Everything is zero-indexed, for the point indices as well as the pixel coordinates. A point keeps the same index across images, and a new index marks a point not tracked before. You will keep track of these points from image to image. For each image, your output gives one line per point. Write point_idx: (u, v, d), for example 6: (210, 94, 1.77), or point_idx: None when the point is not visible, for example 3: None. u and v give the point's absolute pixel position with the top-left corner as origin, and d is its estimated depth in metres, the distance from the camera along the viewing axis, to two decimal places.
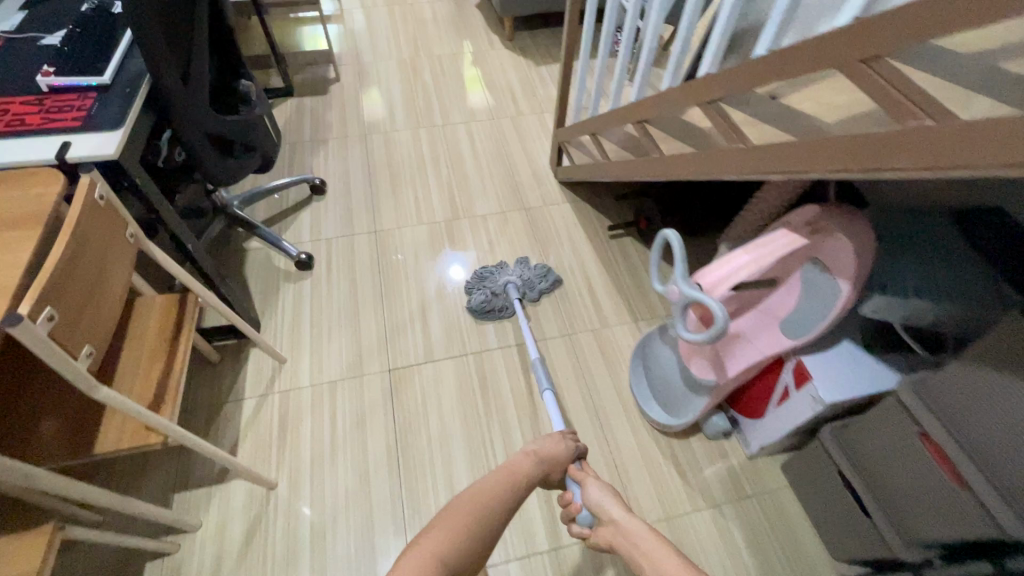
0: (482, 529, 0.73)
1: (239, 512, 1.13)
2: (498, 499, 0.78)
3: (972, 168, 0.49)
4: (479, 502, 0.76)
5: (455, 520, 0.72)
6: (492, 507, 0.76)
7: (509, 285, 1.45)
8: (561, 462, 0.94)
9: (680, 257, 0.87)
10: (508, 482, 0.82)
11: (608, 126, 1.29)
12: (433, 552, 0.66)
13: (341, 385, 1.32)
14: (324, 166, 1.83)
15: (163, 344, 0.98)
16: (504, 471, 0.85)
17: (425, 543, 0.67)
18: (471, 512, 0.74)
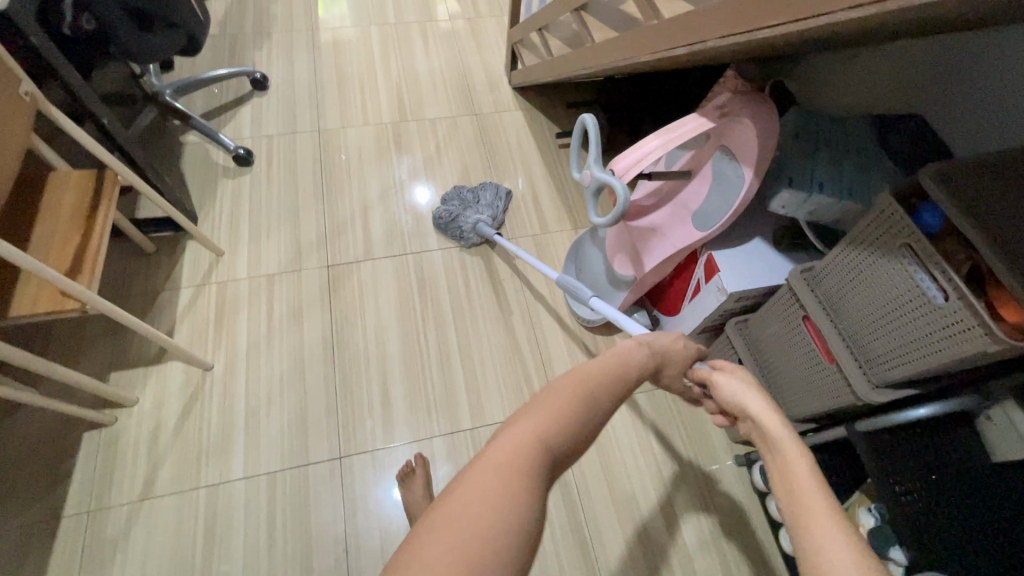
0: (584, 422, 0.56)
1: (177, 390, 1.18)
2: (606, 388, 0.59)
3: (830, 14, 0.51)
4: (585, 390, 0.58)
5: (562, 402, 0.55)
6: (599, 397, 0.58)
7: (480, 223, 1.39)
8: (683, 356, 0.74)
9: (592, 140, 0.87)
10: (619, 375, 0.62)
11: (552, 19, 1.25)
12: (543, 422, 0.53)
13: (279, 278, 1.34)
14: (268, 61, 1.74)
15: (81, 218, 0.97)
16: (617, 354, 0.65)
17: (531, 417, 0.53)
18: (586, 392, 0.57)
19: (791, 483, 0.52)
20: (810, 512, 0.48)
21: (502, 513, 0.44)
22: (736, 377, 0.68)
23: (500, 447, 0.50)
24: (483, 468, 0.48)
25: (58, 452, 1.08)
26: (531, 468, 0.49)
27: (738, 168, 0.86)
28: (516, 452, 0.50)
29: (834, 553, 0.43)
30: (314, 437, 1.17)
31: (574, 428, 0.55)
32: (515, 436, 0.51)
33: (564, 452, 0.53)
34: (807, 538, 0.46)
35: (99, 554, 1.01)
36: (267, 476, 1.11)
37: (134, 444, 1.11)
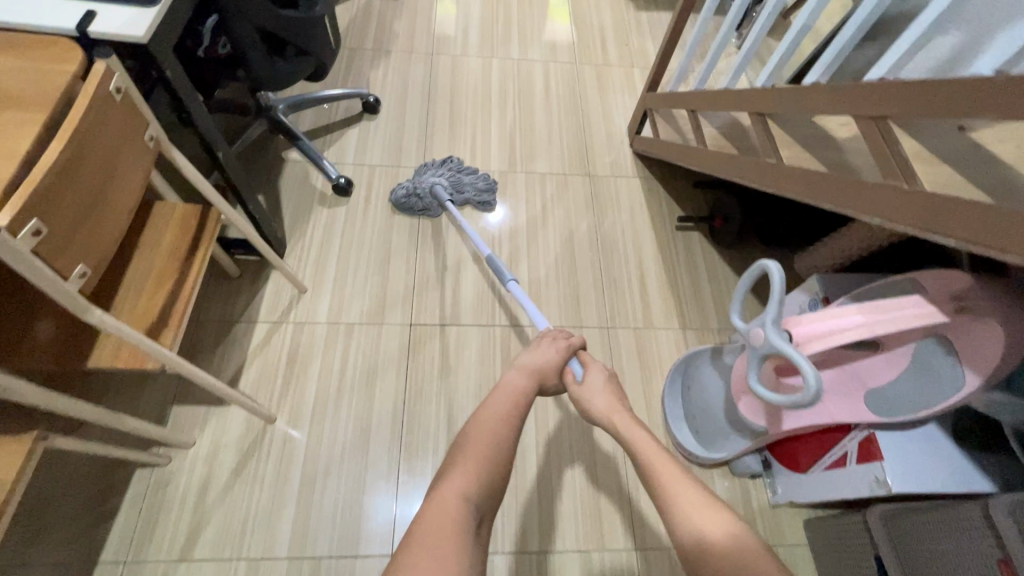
0: (493, 459, 0.66)
1: (235, 438, 1.10)
2: (505, 421, 0.70)
3: None
4: (490, 432, 0.68)
5: (475, 457, 0.65)
6: (503, 430, 0.69)
7: (437, 185, 1.39)
8: (557, 371, 0.84)
9: (777, 297, 0.71)
10: (516, 407, 0.73)
11: (713, 106, 1.09)
12: (463, 477, 0.63)
13: (359, 328, 1.24)
14: (382, 82, 1.66)
15: (177, 260, 0.89)
16: (506, 386, 0.77)
17: (454, 479, 0.62)
18: (490, 431, 0.68)
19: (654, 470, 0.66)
20: (671, 480, 0.64)
21: (453, 569, 0.52)
22: (598, 376, 0.85)
23: (430, 511, 0.58)
24: (419, 536, 0.55)
25: (106, 488, 1.02)
26: (465, 516, 0.59)
27: (957, 367, 0.69)
28: (452, 510, 0.59)
29: (689, 503, 0.61)
30: (367, 523, 1.05)
31: (491, 470, 0.65)
32: (448, 496, 0.60)
33: (485, 493, 0.63)
34: (670, 498, 0.62)
35: None
36: (311, 562, 1.01)
37: (182, 493, 1.04)
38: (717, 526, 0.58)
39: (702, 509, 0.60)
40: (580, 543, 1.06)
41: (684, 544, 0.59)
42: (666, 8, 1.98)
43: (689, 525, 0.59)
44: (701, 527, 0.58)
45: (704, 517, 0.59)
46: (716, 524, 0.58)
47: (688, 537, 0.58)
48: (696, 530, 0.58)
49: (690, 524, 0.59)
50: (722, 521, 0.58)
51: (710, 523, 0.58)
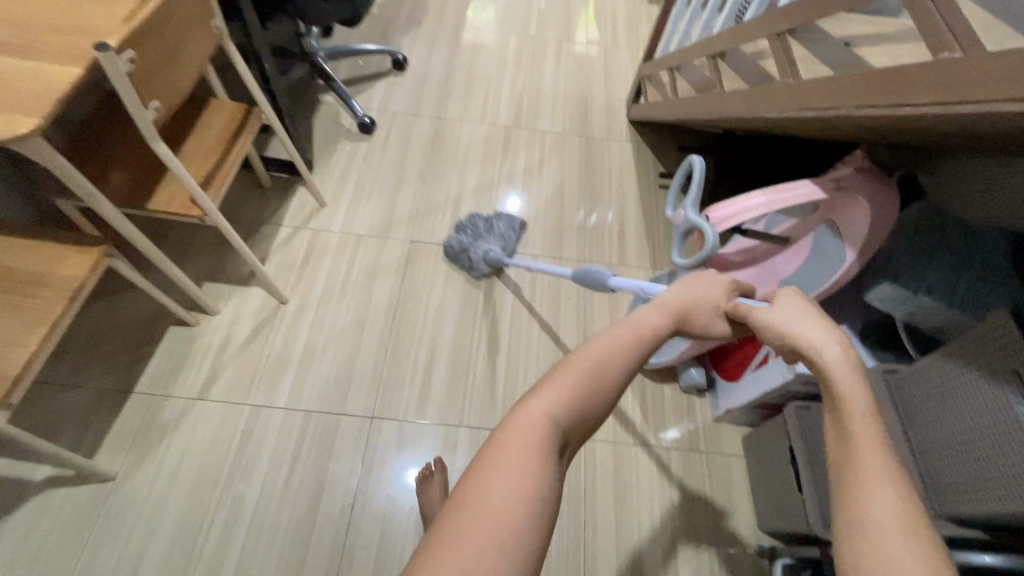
0: (595, 395, 0.54)
1: (252, 312, 1.29)
2: (621, 357, 0.56)
3: (971, 105, 0.49)
4: (596, 361, 0.55)
5: (577, 375, 0.54)
6: (626, 362, 0.56)
7: (490, 252, 1.37)
8: (724, 303, 0.65)
9: (697, 183, 0.87)
10: (641, 345, 0.58)
11: (687, 60, 1.26)
12: (558, 396, 0.52)
13: (366, 239, 1.43)
14: (411, 46, 1.88)
15: (222, 141, 1.10)
16: (640, 319, 0.60)
17: (552, 399, 0.52)
18: (603, 366, 0.54)
19: (855, 458, 0.47)
20: (869, 479, 0.46)
21: (533, 489, 0.46)
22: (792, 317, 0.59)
23: (520, 429, 0.50)
24: (512, 448, 0.48)
25: (145, 336, 1.22)
26: (552, 438, 0.50)
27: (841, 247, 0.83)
28: (539, 430, 0.50)
29: (885, 518, 0.43)
30: (354, 391, 1.23)
31: (594, 401, 0.53)
32: (536, 419, 0.50)
33: (586, 420, 0.54)
34: (857, 503, 0.45)
35: (151, 434, 1.13)
36: (303, 414, 1.19)
37: (205, 348, 1.23)
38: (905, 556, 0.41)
39: (892, 528, 0.43)
40: None
41: (848, 540, 0.44)
42: None
43: (870, 531, 0.43)
44: (882, 538, 0.42)
45: (889, 526, 0.43)
46: (897, 545, 0.42)
47: (858, 541, 0.43)
48: (872, 543, 0.42)
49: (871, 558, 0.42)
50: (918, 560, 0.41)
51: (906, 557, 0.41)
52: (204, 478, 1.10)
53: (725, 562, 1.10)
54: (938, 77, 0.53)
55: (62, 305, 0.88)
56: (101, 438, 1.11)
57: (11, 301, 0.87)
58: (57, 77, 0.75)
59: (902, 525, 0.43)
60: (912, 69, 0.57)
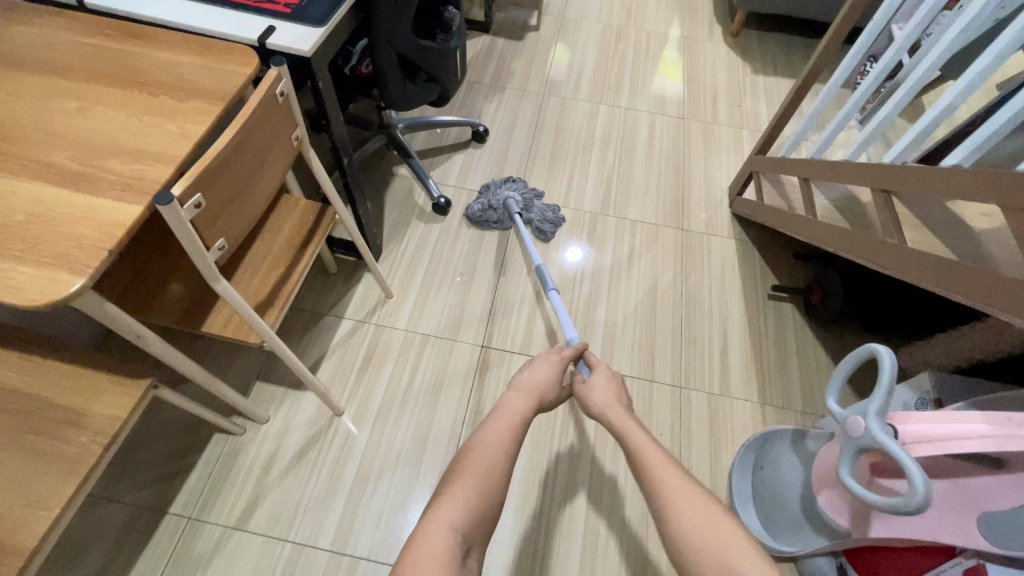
0: (488, 489, 0.64)
1: (304, 423, 1.16)
2: (499, 445, 0.69)
3: None
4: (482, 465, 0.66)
5: (467, 476, 0.64)
6: (496, 443, 0.70)
7: (508, 200, 1.45)
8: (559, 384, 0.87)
9: (889, 387, 0.65)
10: (510, 425, 0.73)
11: (830, 175, 1.05)
12: (452, 505, 0.61)
13: (433, 340, 1.29)
14: (494, 114, 1.76)
15: (290, 251, 0.98)
16: (506, 405, 0.77)
17: (445, 505, 0.61)
18: (479, 452, 0.68)
19: (661, 480, 0.64)
20: (675, 489, 0.62)
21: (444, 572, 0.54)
22: (600, 380, 0.86)
23: (420, 535, 0.58)
24: (415, 554, 0.56)
25: (189, 445, 1.11)
26: (455, 544, 0.57)
27: None
28: (443, 540, 0.57)
29: (686, 505, 0.60)
30: (408, 534, 1.06)
31: (485, 491, 0.64)
32: (435, 528, 0.58)
33: (482, 515, 0.63)
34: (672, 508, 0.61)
35: (181, 569, 1.00)
36: (350, 559, 1.03)
37: (250, 463, 1.10)
38: (717, 527, 0.58)
39: (696, 508, 0.60)
40: None
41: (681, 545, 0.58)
42: (784, 75, 1.96)
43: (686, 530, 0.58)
44: (697, 526, 0.58)
45: (692, 510, 0.60)
46: (710, 519, 0.58)
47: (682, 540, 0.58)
48: (688, 526, 0.58)
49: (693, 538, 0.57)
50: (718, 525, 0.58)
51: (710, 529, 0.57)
52: None
53: None
54: None
55: (95, 457, 0.76)
56: (127, 570, 0.99)
57: (43, 447, 0.76)
58: (113, 220, 0.63)
59: (706, 510, 0.60)
60: None
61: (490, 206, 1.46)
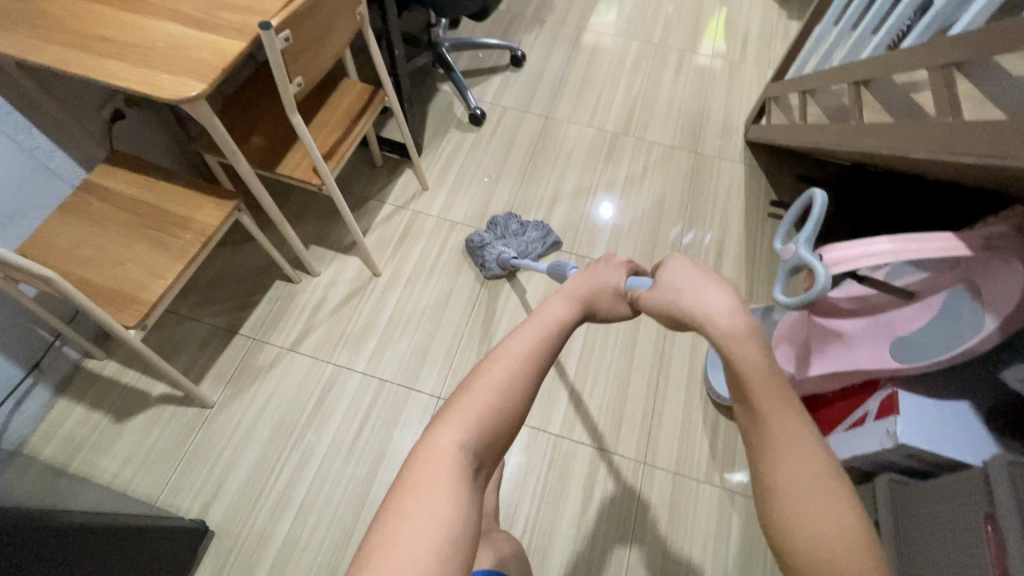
0: (505, 410, 0.46)
1: (348, 279, 1.39)
2: (528, 363, 0.49)
3: None
4: (499, 382, 0.47)
5: (472, 398, 0.46)
6: (532, 354, 0.49)
7: (503, 255, 1.35)
8: (616, 292, 0.61)
9: (816, 218, 0.80)
10: (548, 338, 0.51)
11: (824, 83, 1.16)
12: (459, 424, 0.45)
13: (460, 227, 1.49)
14: (532, 44, 1.91)
15: (347, 120, 1.19)
16: (545, 310, 0.54)
17: (449, 420, 0.45)
18: (505, 365, 0.48)
19: (771, 447, 0.39)
20: (785, 447, 0.38)
21: (444, 526, 0.39)
22: (685, 273, 0.49)
23: (415, 471, 0.42)
24: (409, 497, 0.40)
25: (256, 286, 1.36)
26: (462, 470, 0.43)
27: (976, 313, 0.73)
28: (445, 462, 0.43)
29: (798, 484, 0.37)
30: (426, 370, 1.28)
31: (507, 412, 0.47)
32: (438, 449, 0.44)
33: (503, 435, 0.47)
34: (772, 471, 0.38)
35: (247, 374, 1.25)
36: (378, 381, 1.26)
37: (303, 304, 1.35)
38: (836, 515, 0.36)
39: (811, 493, 0.37)
40: (595, 441, 1.19)
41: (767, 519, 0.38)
42: None
43: (788, 505, 0.37)
44: (805, 509, 0.36)
45: (807, 487, 0.37)
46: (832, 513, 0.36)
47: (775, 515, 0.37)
48: (794, 508, 0.36)
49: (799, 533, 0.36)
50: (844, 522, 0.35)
51: (825, 523, 0.35)
52: (284, 423, 1.20)
53: None
54: None
55: (196, 249, 1.00)
56: (207, 370, 1.25)
57: (160, 240, 1.01)
58: (226, 49, 0.85)
59: (824, 487, 0.37)
60: None
61: (485, 252, 1.38)
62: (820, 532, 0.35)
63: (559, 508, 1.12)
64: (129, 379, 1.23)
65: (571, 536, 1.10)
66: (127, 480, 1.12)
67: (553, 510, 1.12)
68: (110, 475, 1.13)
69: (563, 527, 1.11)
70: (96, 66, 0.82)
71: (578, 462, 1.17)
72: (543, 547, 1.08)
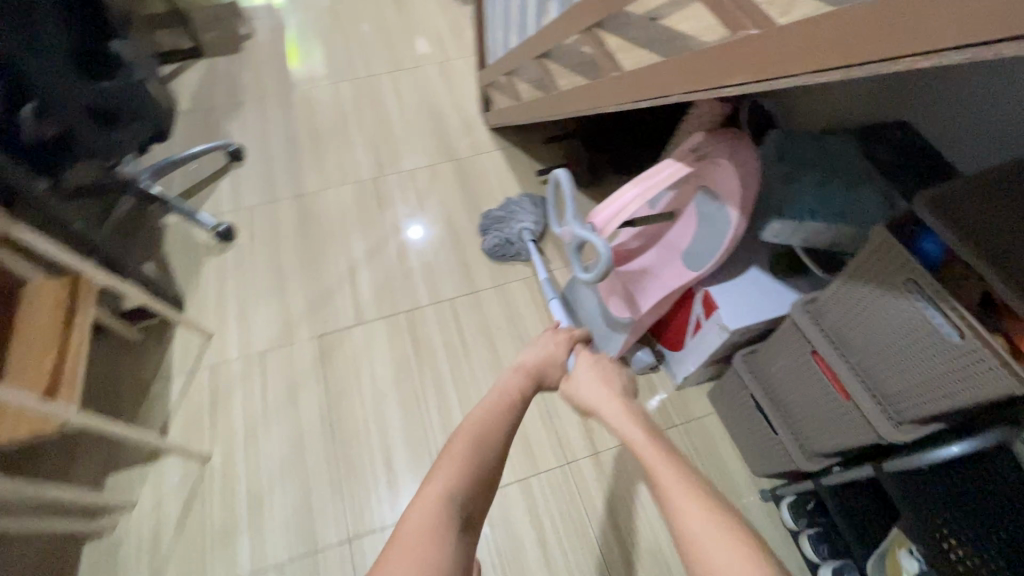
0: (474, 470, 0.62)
1: (175, 487, 1.14)
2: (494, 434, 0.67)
3: (780, 81, 0.52)
4: (470, 441, 0.65)
5: (455, 450, 0.64)
6: (495, 427, 0.68)
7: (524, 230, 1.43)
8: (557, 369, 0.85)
9: (571, 196, 0.84)
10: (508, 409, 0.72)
11: (517, 62, 1.23)
12: (443, 477, 0.61)
13: (271, 354, 1.31)
14: (242, 132, 1.74)
15: (55, 334, 0.94)
16: (503, 389, 0.75)
17: (436, 478, 0.61)
18: (478, 430, 0.66)
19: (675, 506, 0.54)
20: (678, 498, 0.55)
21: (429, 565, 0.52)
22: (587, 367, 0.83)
23: (414, 512, 0.57)
24: (406, 531, 0.55)
25: (59, 569, 1.05)
26: (446, 515, 0.57)
27: (722, 207, 0.85)
28: (433, 509, 0.57)
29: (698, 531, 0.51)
30: (319, 521, 1.12)
31: (477, 469, 0.63)
32: (425, 500, 0.58)
33: (478, 483, 0.62)
34: (679, 523, 0.53)
35: None
36: (274, 570, 1.07)
37: (135, 549, 1.08)
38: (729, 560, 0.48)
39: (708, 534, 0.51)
40: (516, 473, 1.17)
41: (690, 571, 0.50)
42: None
43: (695, 549, 0.50)
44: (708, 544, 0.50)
45: (706, 538, 0.50)
46: (730, 552, 0.49)
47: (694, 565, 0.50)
48: (702, 552, 0.50)
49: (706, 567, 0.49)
50: (735, 556, 0.48)
51: (726, 559, 0.48)
52: None
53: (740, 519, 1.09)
54: (742, 57, 0.55)
55: None
56: None
57: None
58: None
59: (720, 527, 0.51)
60: (709, 57, 0.60)
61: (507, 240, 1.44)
62: (726, 562, 0.48)
63: (522, 558, 1.09)
64: None
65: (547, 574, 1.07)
66: None
67: (517, 563, 1.08)
68: None
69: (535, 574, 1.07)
70: None
71: (515, 503, 1.14)
72: None
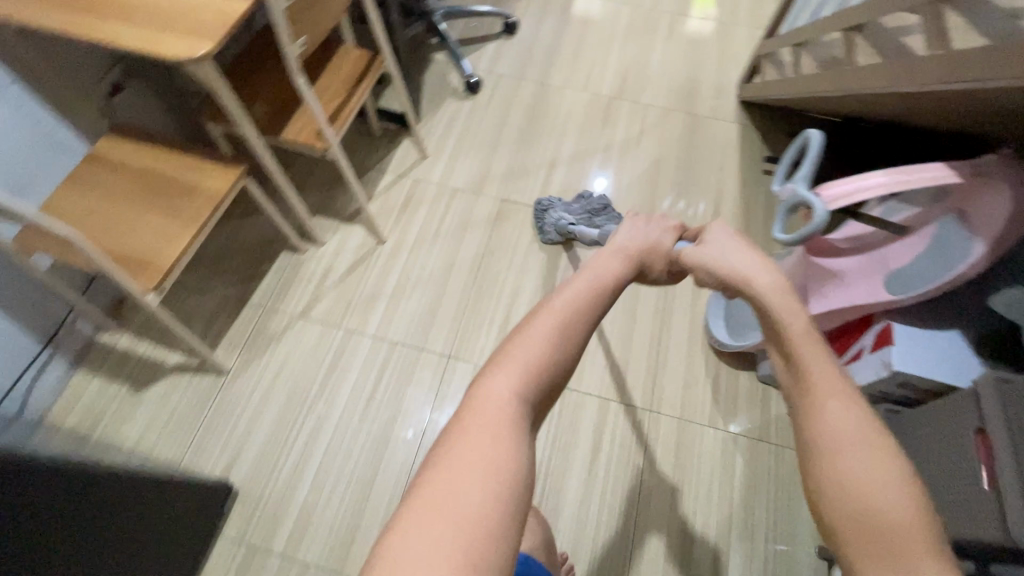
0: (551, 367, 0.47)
1: (353, 247, 1.41)
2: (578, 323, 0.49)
3: None
4: (545, 331, 0.47)
5: (521, 343, 0.47)
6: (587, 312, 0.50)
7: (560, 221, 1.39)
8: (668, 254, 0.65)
9: (811, 156, 0.80)
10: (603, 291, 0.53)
11: (817, 34, 1.18)
12: (511, 374, 0.45)
13: (461, 193, 1.51)
14: (523, 11, 1.90)
15: (347, 85, 1.20)
16: (592, 267, 0.55)
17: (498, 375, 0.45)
18: (557, 315, 0.49)
19: (818, 411, 0.43)
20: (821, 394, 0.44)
21: (490, 484, 0.39)
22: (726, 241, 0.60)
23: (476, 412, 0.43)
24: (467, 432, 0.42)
25: (263, 256, 1.38)
26: (516, 419, 0.43)
27: (966, 239, 0.79)
28: (500, 411, 0.43)
29: (842, 436, 0.42)
30: (435, 331, 1.31)
31: (554, 361, 0.47)
32: (488, 401, 0.44)
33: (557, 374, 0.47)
34: (819, 423, 0.43)
35: (260, 341, 1.29)
36: (389, 343, 1.29)
37: (311, 272, 1.37)
38: (868, 474, 0.40)
39: (854, 442, 0.41)
40: (601, 391, 1.25)
41: (811, 464, 0.42)
42: None
43: (830, 450, 0.41)
44: (846, 454, 0.41)
45: (850, 438, 0.41)
46: (877, 459, 0.40)
47: (820, 463, 0.42)
48: (839, 460, 0.41)
49: (842, 483, 0.40)
50: (884, 475, 0.40)
51: (871, 468, 0.40)
52: (300, 386, 1.24)
53: (780, 562, 1.08)
54: None
55: (206, 214, 1.03)
56: (221, 336, 1.29)
57: (167, 206, 1.03)
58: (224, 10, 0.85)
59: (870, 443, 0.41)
60: None
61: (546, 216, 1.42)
62: (868, 477, 0.40)
63: (570, 455, 1.18)
64: (143, 350, 1.27)
65: (583, 480, 1.16)
66: (149, 445, 1.17)
67: (565, 456, 1.18)
68: (133, 441, 1.17)
69: (574, 473, 1.16)
70: (104, 30, 0.84)
71: (588, 412, 1.22)
72: (556, 493, 1.14)
